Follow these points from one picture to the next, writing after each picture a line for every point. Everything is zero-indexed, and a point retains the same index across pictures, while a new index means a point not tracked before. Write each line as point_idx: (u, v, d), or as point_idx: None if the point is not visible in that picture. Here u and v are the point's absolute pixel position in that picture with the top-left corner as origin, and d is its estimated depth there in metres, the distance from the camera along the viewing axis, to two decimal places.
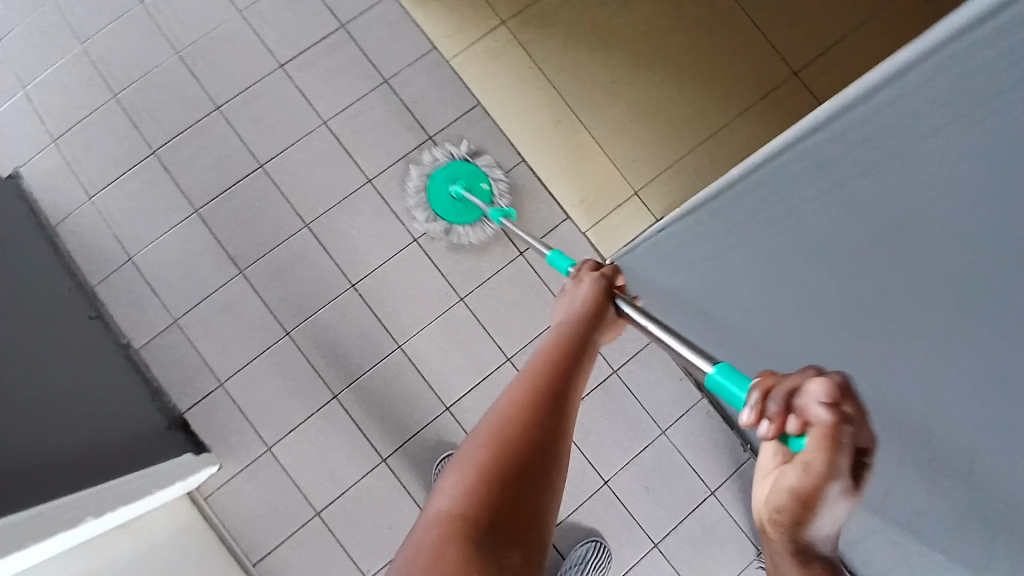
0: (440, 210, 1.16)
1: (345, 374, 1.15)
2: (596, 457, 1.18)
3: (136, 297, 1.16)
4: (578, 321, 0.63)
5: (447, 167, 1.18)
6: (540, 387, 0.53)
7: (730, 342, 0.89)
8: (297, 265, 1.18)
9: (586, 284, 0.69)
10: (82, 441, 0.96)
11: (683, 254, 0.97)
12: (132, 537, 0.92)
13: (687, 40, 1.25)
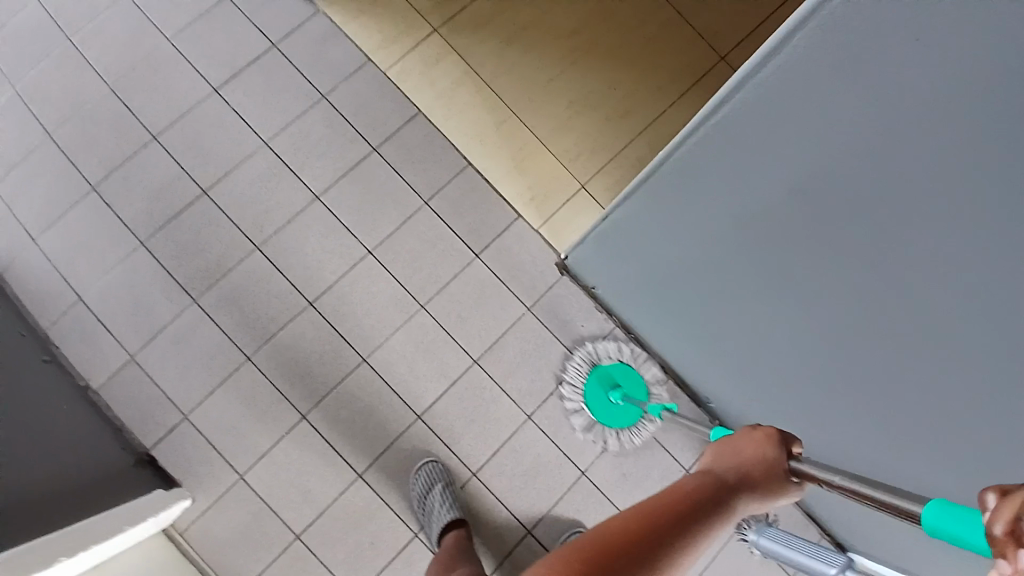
0: (607, 421, 1.18)
1: (310, 393, 1.14)
2: (571, 449, 1.18)
3: (87, 337, 1.13)
4: (730, 475, 0.56)
5: (596, 373, 1.19)
6: (645, 529, 0.49)
7: None
8: (252, 288, 1.17)
9: (751, 434, 0.60)
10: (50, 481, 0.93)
11: (634, 233, 1.01)
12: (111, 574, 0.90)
13: (615, 33, 1.30)
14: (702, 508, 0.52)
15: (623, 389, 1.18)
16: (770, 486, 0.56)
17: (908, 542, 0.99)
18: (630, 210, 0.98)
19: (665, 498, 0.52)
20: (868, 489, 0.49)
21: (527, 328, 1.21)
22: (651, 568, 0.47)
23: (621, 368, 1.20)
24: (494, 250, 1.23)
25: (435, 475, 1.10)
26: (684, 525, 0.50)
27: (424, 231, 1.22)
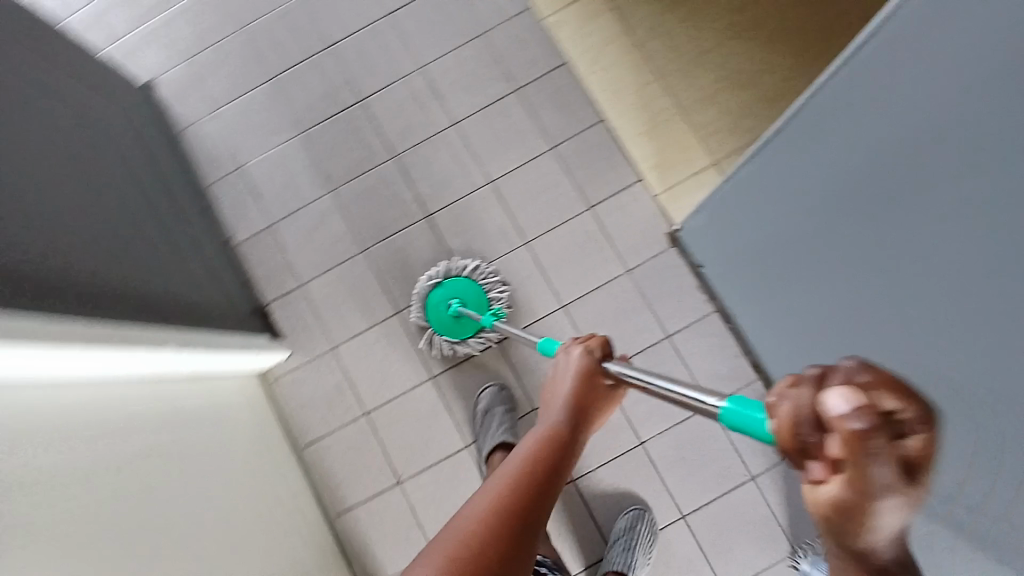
0: (460, 333, 1.18)
1: (408, 294, 1.24)
2: (636, 416, 1.16)
3: (237, 202, 1.30)
4: (564, 414, 0.65)
5: (441, 288, 1.19)
6: (520, 486, 0.52)
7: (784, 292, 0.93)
8: (380, 192, 1.28)
9: (570, 362, 0.70)
10: (195, 296, 1.10)
11: (738, 210, 0.98)
12: (210, 388, 1.05)
13: (783, 18, 1.26)
14: (554, 447, 0.59)
15: (460, 299, 1.18)
16: (596, 404, 0.68)
17: None
18: (733, 184, 0.97)
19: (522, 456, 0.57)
20: (672, 387, 0.57)
21: (620, 288, 1.21)
22: (538, 515, 0.51)
23: (461, 282, 1.19)
24: (606, 206, 1.24)
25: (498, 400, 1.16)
26: (548, 464, 0.56)
27: (544, 174, 1.26)
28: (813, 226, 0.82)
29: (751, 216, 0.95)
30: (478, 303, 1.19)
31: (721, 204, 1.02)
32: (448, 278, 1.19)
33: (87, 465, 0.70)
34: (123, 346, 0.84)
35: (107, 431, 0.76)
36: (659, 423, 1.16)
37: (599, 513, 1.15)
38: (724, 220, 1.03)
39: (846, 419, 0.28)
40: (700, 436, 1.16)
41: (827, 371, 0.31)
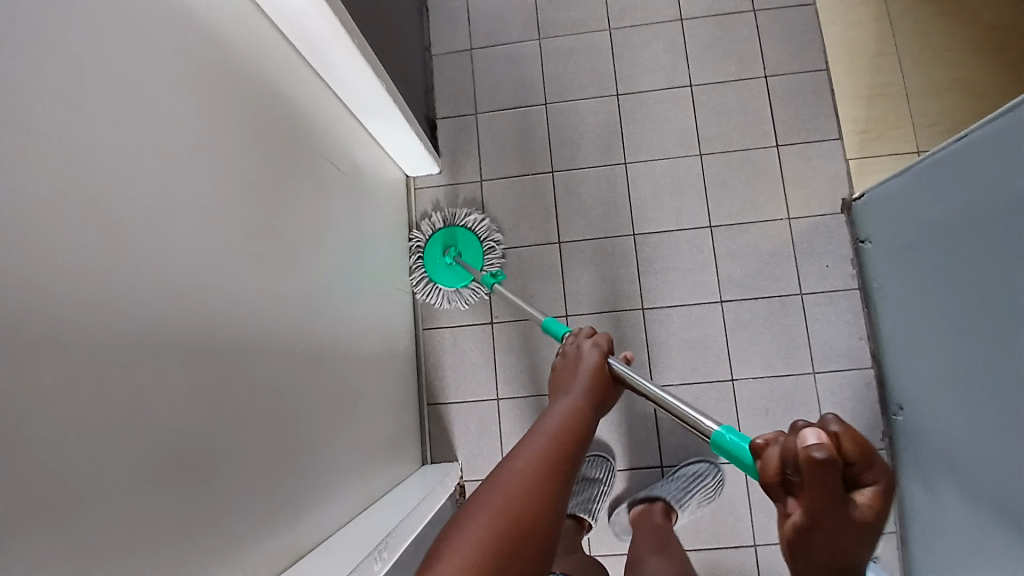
0: (439, 278, 1.19)
1: (569, 158, 1.26)
2: (736, 350, 1.16)
3: (452, 17, 1.35)
4: (580, 398, 0.62)
5: (443, 231, 1.20)
6: (549, 450, 0.51)
7: (963, 289, 0.88)
8: (584, 56, 1.29)
9: (580, 357, 0.70)
10: (394, 71, 1.14)
11: (930, 185, 0.94)
12: (367, 147, 1.10)
13: None
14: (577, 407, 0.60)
15: (457, 249, 1.19)
16: (604, 395, 0.67)
17: None
18: (938, 158, 0.91)
19: (555, 418, 0.57)
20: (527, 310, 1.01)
21: (773, 231, 1.19)
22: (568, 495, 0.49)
23: (466, 234, 1.20)
24: (794, 150, 1.20)
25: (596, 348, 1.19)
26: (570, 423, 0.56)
27: (746, 98, 1.23)
28: (1005, 227, 0.77)
29: (948, 197, 0.89)
30: (475, 259, 1.18)
31: (919, 176, 0.96)
32: (451, 225, 1.21)
33: (253, 126, 0.76)
34: (328, 38, 0.86)
35: (274, 106, 0.81)
36: (757, 368, 1.15)
37: (664, 424, 1.16)
38: (914, 195, 0.98)
39: (811, 452, 0.39)
40: (791, 397, 1.14)
41: (805, 429, 0.41)
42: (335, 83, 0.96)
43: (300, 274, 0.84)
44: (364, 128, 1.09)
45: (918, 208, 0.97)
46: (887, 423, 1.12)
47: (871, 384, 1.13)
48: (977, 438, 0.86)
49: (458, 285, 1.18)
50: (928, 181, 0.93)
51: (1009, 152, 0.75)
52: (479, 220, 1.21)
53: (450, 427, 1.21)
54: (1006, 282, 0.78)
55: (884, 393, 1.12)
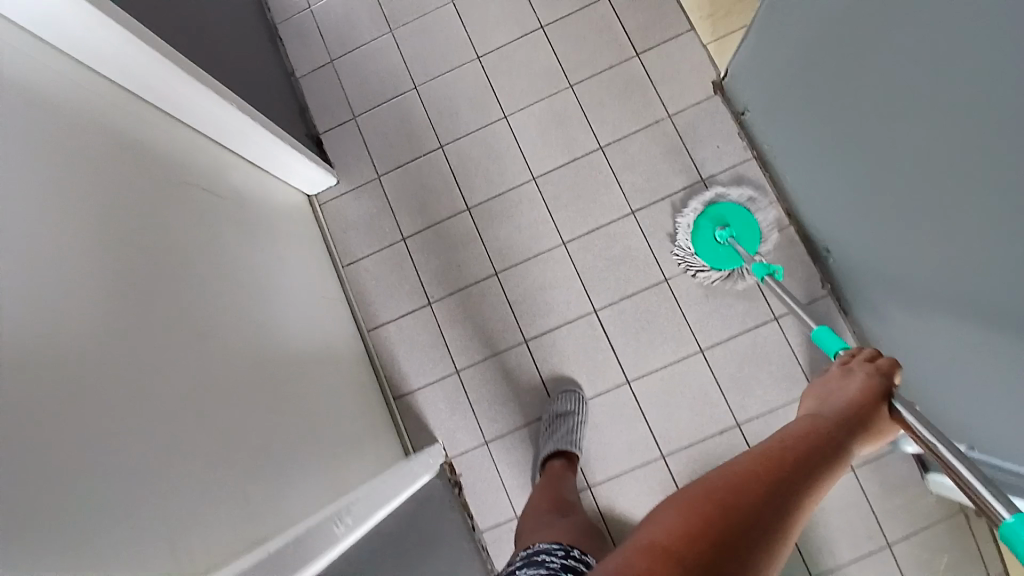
0: (710, 258, 1.14)
1: (452, 128, 1.29)
2: (661, 251, 1.19)
3: (306, 38, 1.39)
4: (847, 412, 0.66)
5: (706, 214, 1.16)
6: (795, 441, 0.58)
7: (832, 113, 0.93)
8: (437, 32, 1.33)
9: (849, 379, 0.72)
10: (258, 98, 1.18)
11: (774, 35, 1.00)
12: (251, 175, 1.13)
13: None
14: (848, 410, 0.66)
15: (733, 228, 1.15)
16: (874, 427, 0.66)
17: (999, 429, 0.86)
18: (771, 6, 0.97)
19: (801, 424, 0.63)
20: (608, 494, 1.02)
21: (659, 132, 1.23)
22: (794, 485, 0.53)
23: (739, 211, 1.16)
24: (654, 53, 1.25)
25: (533, 292, 1.22)
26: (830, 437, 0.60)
27: (596, 20, 1.28)
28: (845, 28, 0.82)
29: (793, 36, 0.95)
30: (749, 241, 1.15)
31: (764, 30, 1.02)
32: (716, 203, 1.17)
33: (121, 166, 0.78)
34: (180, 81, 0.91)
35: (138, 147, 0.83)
36: None
37: (617, 342, 1.18)
38: (767, 51, 1.04)
39: None
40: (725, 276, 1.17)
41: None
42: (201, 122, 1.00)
43: (208, 297, 0.86)
44: (243, 158, 1.12)
45: (775, 59, 1.03)
46: (820, 270, 1.16)
47: (792, 240, 1.17)
48: (891, 240, 0.90)
49: (727, 267, 1.14)
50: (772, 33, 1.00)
51: None
52: (745, 193, 1.17)
53: (422, 415, 1.22)
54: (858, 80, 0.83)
55: (807, 242, 1.16)
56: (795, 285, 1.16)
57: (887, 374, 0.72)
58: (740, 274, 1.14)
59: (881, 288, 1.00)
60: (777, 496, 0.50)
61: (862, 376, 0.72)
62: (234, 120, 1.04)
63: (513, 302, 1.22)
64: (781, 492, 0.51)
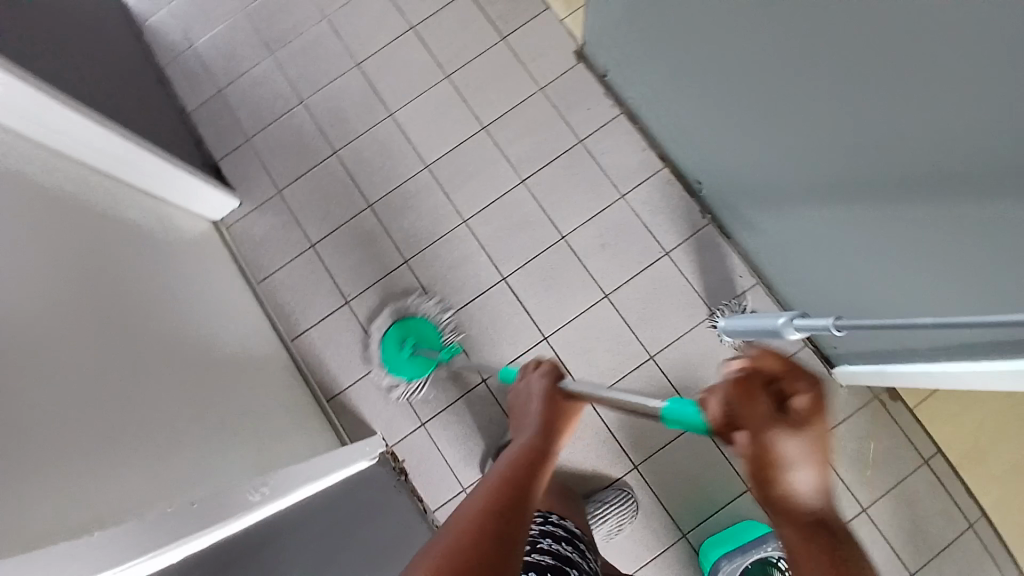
0: (399, 370, 1.21)
1: (343, 134, 1.35)
2: (555, 212, 1.26)
3: (191, 73, 1.43)
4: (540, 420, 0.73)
5: (395, 327, 1.23)
6: (503, 477, 0.55)
7: (675, 48, 1.02)
8: (316, 48, 1.39)
9: (532, 388, 0.82)
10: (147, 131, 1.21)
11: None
12: (142, 201, 1.15)
13: None
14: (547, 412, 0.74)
15: (418, 339, 1.22)
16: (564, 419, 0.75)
17: (869, 295, 0.98)
18: None
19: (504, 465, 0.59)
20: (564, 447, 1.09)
21: (534, 105, 1.31)
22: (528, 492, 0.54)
23: (423, 322, 1.24)
24: (518, 35, 1.34)
25: (444, 272, 1.27)
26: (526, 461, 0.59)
27: (461, 14, 1.36)
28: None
29: None
30: (435, 346, 1.22)
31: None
32: (402, 318, 1.24)
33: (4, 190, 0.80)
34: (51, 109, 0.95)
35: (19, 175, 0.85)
36: (578, 216, 1.26)
37: (530, 304, 1.24)
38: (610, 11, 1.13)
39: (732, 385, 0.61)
40: (617, 224, 1.25)
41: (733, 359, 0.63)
42: (75, 148, 1.02)
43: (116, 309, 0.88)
44: (130, 184, 1.14)
45: (618, 16, 1.12)
46: (700, 204, 1.25)
47: (671, 180, 1.26)
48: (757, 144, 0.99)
49: (424, 374, 1.21)
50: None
51: None
52: (426, 300, 1.25)
53: (355, 410, 1.24)
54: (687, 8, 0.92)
55: (684, 180, 1.26)
56: (680, 221, 1.24)
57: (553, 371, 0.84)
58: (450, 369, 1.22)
59: (755, 201, 1.10)
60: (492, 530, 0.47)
61: (535, 381, 0.82)
62: (111, 143, 1.07)
63: (426, 285, 1.26)
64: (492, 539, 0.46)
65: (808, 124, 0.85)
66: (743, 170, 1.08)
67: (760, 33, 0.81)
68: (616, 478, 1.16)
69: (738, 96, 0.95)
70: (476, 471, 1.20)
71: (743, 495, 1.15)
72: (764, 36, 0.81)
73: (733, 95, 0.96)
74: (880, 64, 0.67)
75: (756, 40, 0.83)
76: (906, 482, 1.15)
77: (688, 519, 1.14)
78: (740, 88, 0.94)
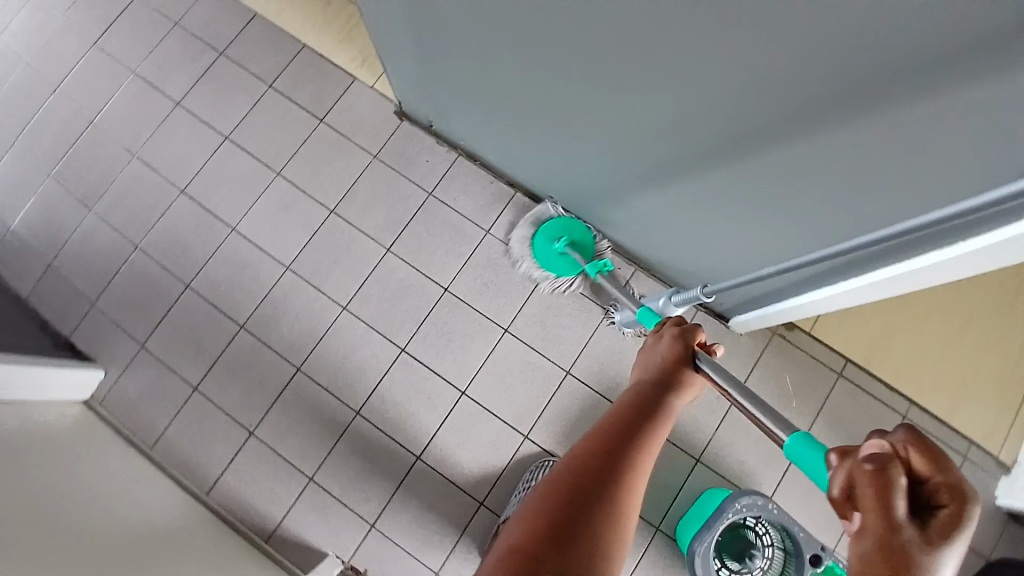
0: (549, 266, 1.22)
1: (192, 265, 1.28)
2: (430, 269, 1.25)
3: (9, 257, 1.31)
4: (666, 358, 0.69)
5: (559, 221, 1.23)
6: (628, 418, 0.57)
7: (484, 82, 1.04)
8: (136, 190, 1.32)
9: (660, 343, 0.72)
10: None
11: (406, 51, 1.10)
12: (18, 414, 1.04)
13: None
14: (667, 368, 0.67)
15: (568, 238, 1.22)
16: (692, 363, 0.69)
17: (730, 249, 1.03)
18: (389, 31, 1.08)
19: (629, 400, 0.61)
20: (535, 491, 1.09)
21: (374, 174, 1.30)
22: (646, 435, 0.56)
23: (574, 223, 1.22)
24: (334, 113, 1.33)
25: (342, 366, 1.22)
26: (654, 405, 0.60)
27: (272, 110, 1.34)
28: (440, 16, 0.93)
29: (416, 45, 1.06)
30: (585, 249, 1.22)
31: (398, 51, 1.12)
32: (545, 220, 1.23)
33: None
34: None
35: None
36: (452, 265, 1.26)
37: (437, 365, 1.22)
38: (412, 66, 1.14)
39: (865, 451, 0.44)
40: (491, 260, 1.26)
41: (878, 435, 0.44)
42: None
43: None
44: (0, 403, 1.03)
45: (420, 70, 1.14)
46: None
47: (525, 202, 1.29)
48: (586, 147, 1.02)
49: (569, 273, 1.22)
50: (402, 49, 1.10)
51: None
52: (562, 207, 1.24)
53: (299, 537, 1.16)
54: (477, 45, 0.94)
55: (537, 197, 1.29)
56: None
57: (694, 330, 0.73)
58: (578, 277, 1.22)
59: (604, 198, 1.14)
60: (603, 481, 0.50)
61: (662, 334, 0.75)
62: None
63: (328, 385, 1.22)
64: (596, 494, 0.49)
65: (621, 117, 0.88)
66: (583, 173, 1.12)
67: (545, 51, 0.84)
68: None
69: (554, 109, 0.98)
70: (442, 550, 1.15)
71: (695, 470, 1.19)
72: (550, 52, 0.84)
73: (549, 109, 0.99)
74: (653, 51, 0.70)
75: (546, 56, 0.86)
76: (831, 399, 1.21)
77: (655, 512, 1.17)
78: (552, 101, 0.97)
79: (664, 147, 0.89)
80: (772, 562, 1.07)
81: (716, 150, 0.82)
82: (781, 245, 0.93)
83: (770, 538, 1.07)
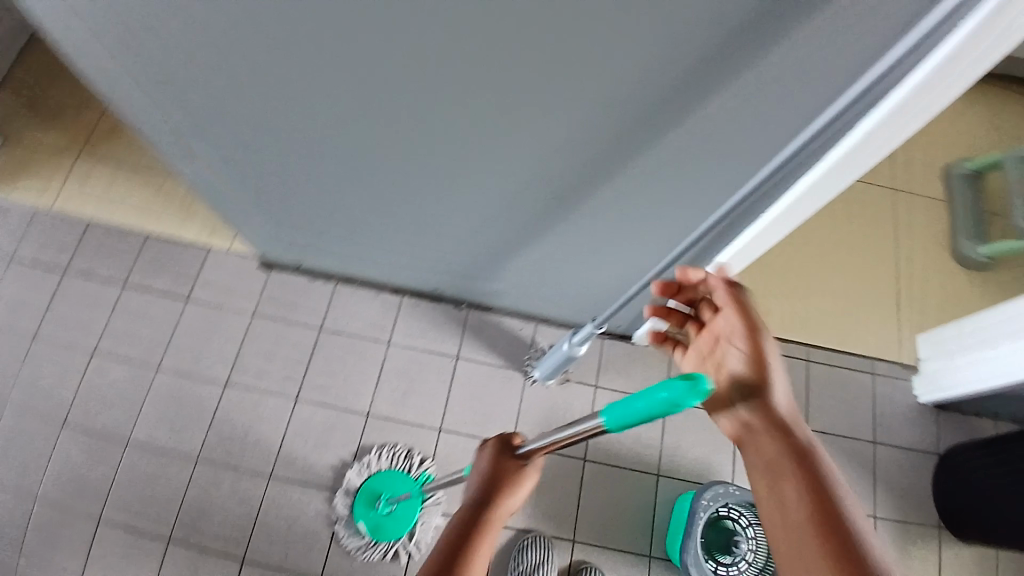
0: (385, 534, 1.15)
1: (96, 496, 1.18)
2: (346, 400, 1.24)
3: None
4: (481, 480, 0.73)
5: (368, 487, 1.17)
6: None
7: (335, 209, 1.08)
8: (9, 441, 1.22)
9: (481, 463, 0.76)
10: None
11: (251, 207, 1.13)
12: None
13: None
14: (480, 492, 0.72)
15: (390, 494, 1.17)
16: (505, 477, 0.73)
17: (607, 275, 1.11)
18: (229, 196, 1.10)
19: (436, 551, 0.68)
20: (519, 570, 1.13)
21: (258, 331, 1.29)
22: None
23: (389, 475, 1.18)
24: (200, 288, 1.31)
25: (290, 534, 1.16)
26: (455, 550, 0.67)
27: (135, 308, 1.31)
28: (273, 166, 0.97)
29: (259, 198, 1.09)
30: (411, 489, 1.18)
31: (243, 209, 1.14)
32: (360, 485, 1.18)
33: None
34: None
35: None
36: (365, 388, 1.25)
37: None
38: (261, 219, 1.16)
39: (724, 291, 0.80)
40: (402, 368, 1.27)
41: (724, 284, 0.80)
42: None
43: None
44: None
45: (270, 219, 1.16)
46: (449, 301, 1.32)
47: (414, 302, 1.32)
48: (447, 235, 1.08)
49: (413, 524, 1.16)
50: (248, 206, 1.12)
51: (214, 149, 0.95)
52: (374, 459, 1.19)
53: None
54: (314, 180, 0.99)
55: (422, 294, 1.32)
56: (446, 325, 1.30)
57: (506, 438, 0.77)
58: (423, 523, 1.16)
59: (483, 272, 1.20)
60: None
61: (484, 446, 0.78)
62: None
63: (283, 560, 1.15)
64: None
65: (464, 198, 0.95)
66: (454, 257, 1.17)
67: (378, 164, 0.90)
68: (568, 566, 1.17)
69: (405, 212, 1.04)
70: None
71: (661, 484, 1.22)
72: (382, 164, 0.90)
73: (400, 213, 1.04)
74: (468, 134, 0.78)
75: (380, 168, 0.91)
76: None
77: (642, 541, 1.19)
78: (400, 206, 1.02)
79: (511, 211, 0.96)
80: (758, 542, 1.10)
81: (554, 198, 0.90)
82: (644, 257, 1.02)
83: (747, 518, 1.10)
